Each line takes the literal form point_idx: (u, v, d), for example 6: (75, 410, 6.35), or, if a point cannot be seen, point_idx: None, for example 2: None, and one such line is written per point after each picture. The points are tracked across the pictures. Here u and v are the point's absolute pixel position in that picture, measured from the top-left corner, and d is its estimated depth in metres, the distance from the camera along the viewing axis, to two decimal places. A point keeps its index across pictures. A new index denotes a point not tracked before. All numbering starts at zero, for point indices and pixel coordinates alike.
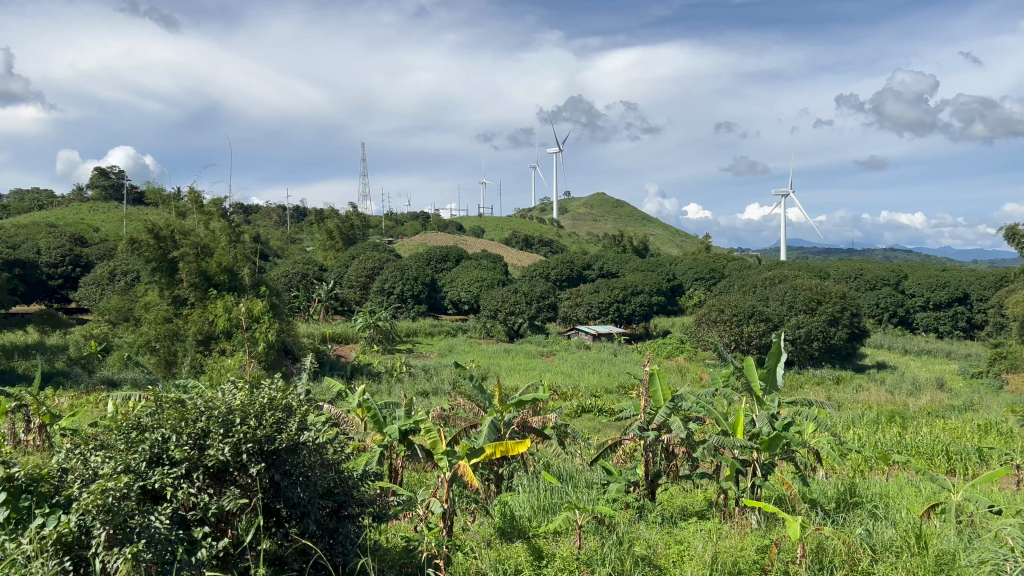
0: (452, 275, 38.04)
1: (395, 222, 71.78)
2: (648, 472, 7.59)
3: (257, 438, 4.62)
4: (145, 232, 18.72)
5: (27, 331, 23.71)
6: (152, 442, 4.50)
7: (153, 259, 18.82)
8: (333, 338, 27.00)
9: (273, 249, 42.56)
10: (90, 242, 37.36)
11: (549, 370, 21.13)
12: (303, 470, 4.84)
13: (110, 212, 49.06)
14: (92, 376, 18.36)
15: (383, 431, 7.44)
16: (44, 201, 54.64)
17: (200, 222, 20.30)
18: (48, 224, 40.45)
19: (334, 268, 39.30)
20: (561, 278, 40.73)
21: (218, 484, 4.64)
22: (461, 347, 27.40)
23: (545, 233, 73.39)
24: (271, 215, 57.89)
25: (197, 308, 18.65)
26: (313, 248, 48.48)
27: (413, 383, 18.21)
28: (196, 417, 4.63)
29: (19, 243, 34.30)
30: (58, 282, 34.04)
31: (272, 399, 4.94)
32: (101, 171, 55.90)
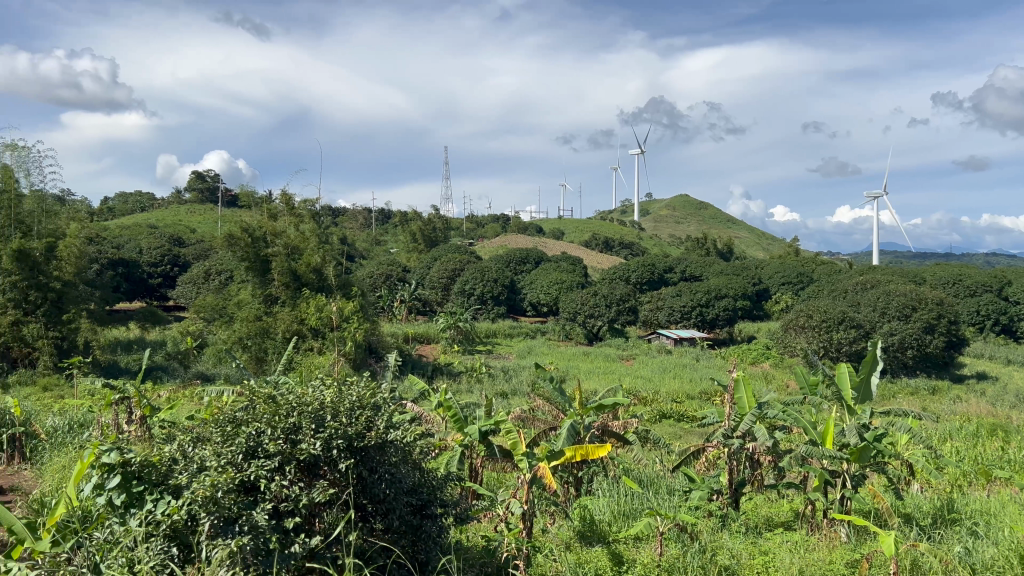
0: (532, 278, 38.16)
1: (476, 225, 72.47)
2: (732, 480, 7.43)
3: (347, 434, 4.75)
4: (240, 231, 19.43)
5: (130, 327, 24.96)
6: (247, 435, 4.65)
7: (247, 257, 19.53)
8: (415, 338, 27.45)
9: (358, 251, 43.58)
10: (188, 243, 39.01)
11: (629, 374, 20.92)
12: (388, 468, 4.92)
13: (205, 214, 51.08)
14: (188, 371, 19.23)
15: (463, 430, 7.49)
16: (145, 204, 57.45)
17: (291, 222, 20.87)
18: (149, 226, 42.44)
19: (416, 269, 39.97)
20: (642, 281, 40.31)
21: (309, 478, 4.77)
22: (540, 349, 27.40)
23: (627, 235, 72.81)
24: (357, 217, 59.26)
25: (288, 307, 19.28)
26: (397, 248, 49.41)
27: (492, 384, 18.34)
28: (288, 412, 4.77)
29: (123, 243, 36.11)
30: (157, 280, 35.63)
31: (360, 397, 5.05)
32: (198, 175, 58.22)
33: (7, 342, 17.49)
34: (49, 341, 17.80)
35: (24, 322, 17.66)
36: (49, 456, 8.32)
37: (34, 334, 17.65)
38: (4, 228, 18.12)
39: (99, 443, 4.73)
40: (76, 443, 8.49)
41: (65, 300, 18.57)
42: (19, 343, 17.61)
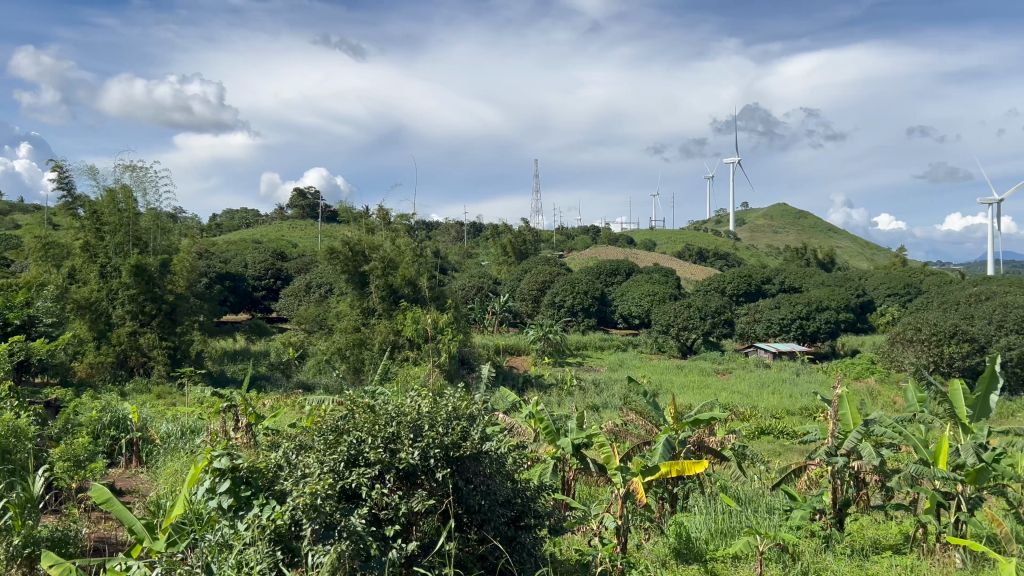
0: (623, 289, 37.82)
1: (567, 237, 72.45)
2: (835, 500, 7.14)
3: (444, 444, 4.81)
4: (341, 245, 20.09)
5: (237, 338, 26.12)
6: (349, 444, 4.78)
7: (347, 270, 20.13)
8: (506, 349, 27.63)
9: (451, 263, 44.24)
10: (290, 257, 40.42)
11: (726, 388, 20.35)
12: (484, 478, 4.96)
13: (306, 229, 52.89)
14: (290, 380, 19.99)
15: (556, 442, 7.46)
16: (250, 220, 60.02)
17: (388, 236, 21.13)
18: (253, 241, 44.31)
19: (507, 281, 40.24)
20: (738, 292, 39.41)
21: (408, 487, 4.85)
22: (633, 362, 27.08)
23: (722, 246, 71.26)
24: (450, 230, 60.14)
25: (384, 319, 19.78)
26: (488, 260, 49.89)
27: (584, 397, 18.22)
28: (387, 422, 4.88)
29: (230, 258, 37.79)
30: (261, 292, 37.09)
31: (456, 407, 5.11)
32: (299, 191, 60.41)
33: (125, 351, 18.60)
34: (163, 351, 18.80)
35: (141, 333, 18.74)
36: (163, 460, 8.76)
37: (149, 344, 18.70)
38: (123, 245, 19.25)
39: (212, 450, 4.96)
40: (188, 448, 8.93)
41: (178, 313, 19.61)
42: (136, 352, 18.70)
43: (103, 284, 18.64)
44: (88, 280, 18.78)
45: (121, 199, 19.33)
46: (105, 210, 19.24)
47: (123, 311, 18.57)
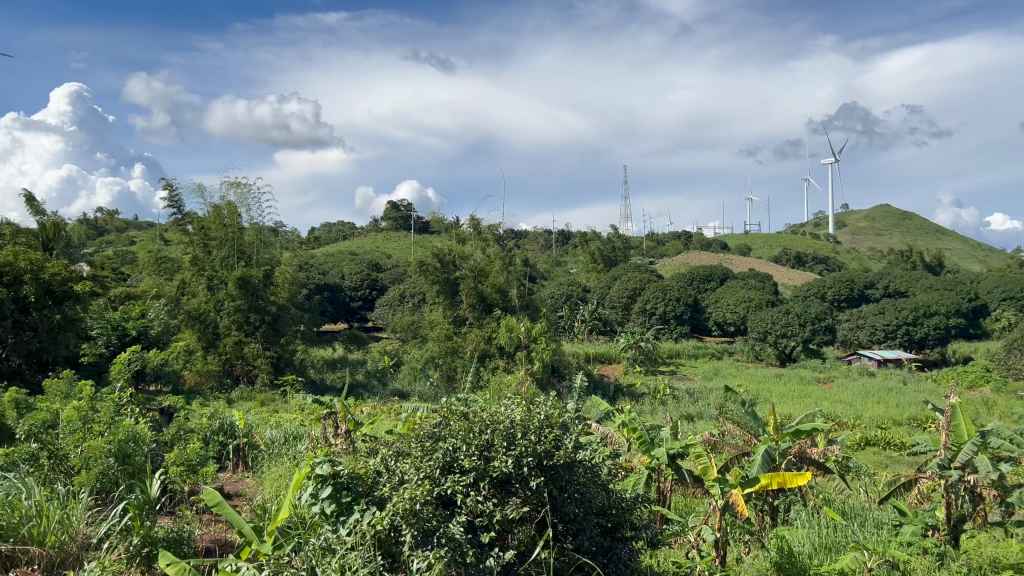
0: (718, 296, 37.03)
1: (658, 243, 71.49)
2: (949, 515, 6.76)
3: (536, 452, 4.81)
4: (431, 256, 20.45)
5: (335, 347, 26.91)
6: (444, 451, 4.86)
7: (438, 281, 20.48)
8: (597, 358, 27.50)
9: (541, 272, 44.33)
10: (385, 266, 41.34)
11: (828, 398, 19.58)
12: (578, 486, 4.92)
13: (400, 240, 54.05)
14: (386, 388, 20.45)
15: (650, 452, 7.29)
16: (347, 233, 61.84)
17: (478, 245, 21.31)
18: (349, 253, 45.57)
19: (597, 288, 39.98)
20: (839, 297, 38.03)
21: (503, 494, 4.88)
22: (728, 370, 26.47)
23: (821, 249, 68.84)
24: (540, 239, 60.31)
25: (475, 328, 20.01)
26: (577, 269, 49.73)
27: (679, 406, 17.90)
28: (482, 429, 4.94)
29: (327, 270, 39.02)
30: (358, 303, 38.08)
31: (549, 415, 5.09)
32: (392, 204, 61.82)
33: (231, 360, 19.46)
34: (266, 360, 19.54)
35: (245, 342, 19.55)
36: (268, 466, 9.07)
37: (253, 353, 19.48)
38: (228, 258, 20.12)
39: (314, 456, 5.14)
40: (291, 454, 9.22)
41: (280, 323, 20.36)
42: (241, 361, 19.52)
43: (210, 297, 19.58)
44: (197, 292, 19.75)
45: (226, 214, 20.15)
46: (211, 226, 20.03)
47: (229, 320, 19.44)
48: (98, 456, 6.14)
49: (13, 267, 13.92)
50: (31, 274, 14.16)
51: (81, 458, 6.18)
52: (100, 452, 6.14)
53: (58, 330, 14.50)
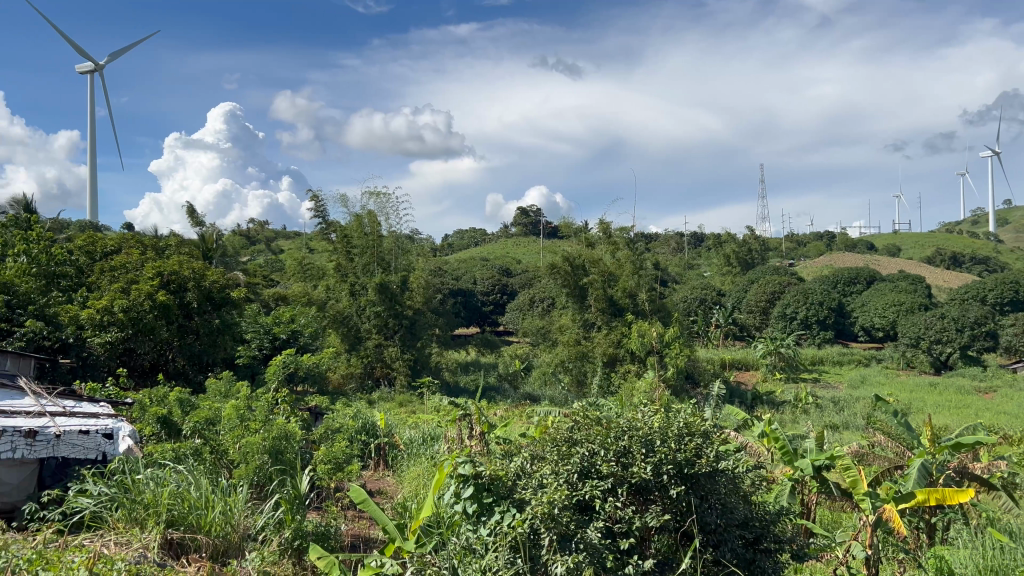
0: (864, 299, 35.12)
1: (798, 244, 68.59)
2: None
3: (676, 460, 4.71)
4: (562, 260, 20.50)
5: (469, 350, 27.51)
6: (581, 455, 4.86)
7: (568, 285, 20.52)
8: (733, 365, 26.76)
9: (673, 276, 43.57)
10: (516, 271, 41.83)
11: (990, 409, 18.13)
12: (720, 497, 4.79)
13: (529, 246, 54.54)
14: (518, 392, 20.75)
15: (793, 464, 6.99)
16: (478, 238, 63.08)
17: (608, 248, 20.98)
18: (482, 259, 46.51)
19: (732, 292, 38.86)
20: (1002, 300, 35.16)
21: (641, 502, 4.82)
22: (877, 378, 25.00)
23: (981, 249, 63.88)
24: (671, 242, 59.23)
25: (606, 332, 19.92)
26: (711, 271, 48.48)
27: (822, 415, 17.09)
28: (619, 435, 4.92)
29: (461, 276, 39.97)
30: (489, 307, 38.75)
31: (688, 423, 4.99)
32: (522, 210, 62.44)
33: (372, 362, 20.30)
34: (404, 363, 20.17)
35: (385, 346, 20.30)
36: (407, 465, 9.38)
37: (392, 356, 20.17)
38: (369, 265, 20.98)
39: (456, 456, 5.27)
40: (429, 453, 9.47)
41: (417, 327, 20.96)
42: (381, 364, 20.30)
43: (352, 301, 20.54)
44: (340, 298, 20.73)
45: (367, 224, 21.04)
46: (354, 235, 21.02)
47: (370, 324, 20.28)
48: (255, 451, 6.57)
49: (179, 275, 15.13)
50: (193, 281, 15.35)
51: (239, 452, 6.63)
52: (257, 448, 6.57)
53: (217, 334, 15.61)
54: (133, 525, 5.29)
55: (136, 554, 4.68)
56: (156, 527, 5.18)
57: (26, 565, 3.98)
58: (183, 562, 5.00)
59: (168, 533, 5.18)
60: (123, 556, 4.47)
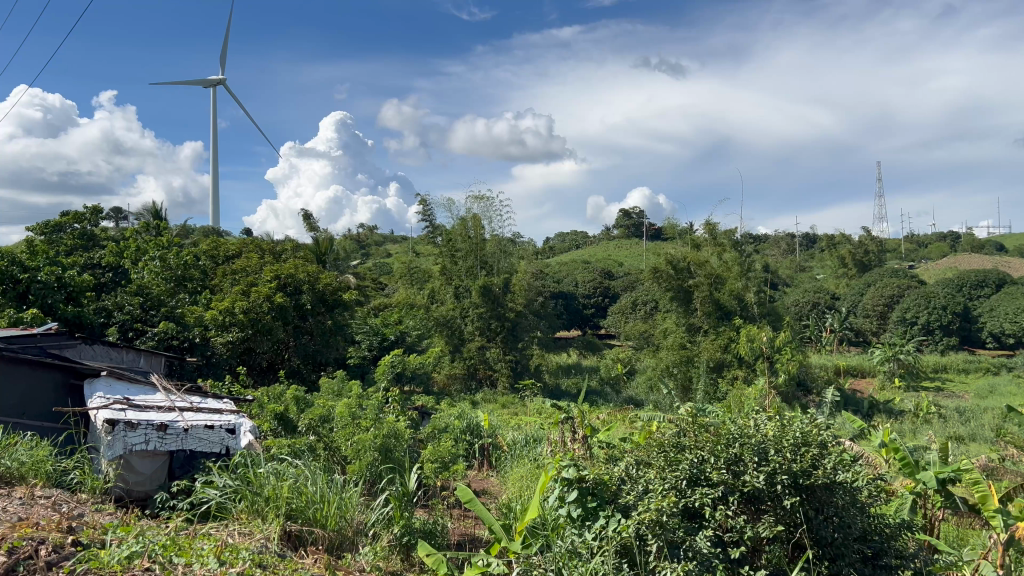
0: (993, 304, 32.90)
1: (919, 245, 65.00)
2: None
3: (792, 470, 4.58)
4: (665, 262, 20.24)
5: (571, 353, 27.50)
6: (691, 462, 4.80)
7: (672, 288, 20.22)
8: (848, 372, 25.63)
9: (783, 278, 42.14)
10: (618, 273, 41.43)
11: None
12: (837, 511, 4.60)
13: (632, 248, 54.00)
14: (620, 396, 20.61)
15: (915, 476, 6.63)
16: (580, 241, 62.91)
17: (714, 251, 20.57)
18: (584, 261, 46.41)
19: (847, 295, 37.20)
20: None
21: (753, 511, 4.70)
22: (1007, 388, 23.40)
23: None
24: (781, 242, 57.25)
25: (712, 336, 19.53)
26: (824, 273, 46.57)
27: (946, 426, 16.13)
28: (730, 443, 4.82)
29: (563, 279, 40.00)
30: (591, 310, 38.59)
31: (804, 433, 4.82)
32: (624, 211, 61.84)
33: (475, 364, 20.60)
34: (506, 364, 20.36)
35: (488, 347, 20.56)
36: (511, 465, 9.47)
37: (494, 358, 20.40)
38: (472, 268, 21.29)
39: (560, 460, 5.25)
40: (532, 455, 9.52)
41: (519, 329, 21.06)
42: (484, 365, 20.56)
43: (457, 304, 20.95)
44: (445, 301, 21.18)
45: (471, 227, 21.38)
46: (458, 238, 21.39)
47: (473, 326, 20.63)
48: (366, 448, 6.81)
49: (294, 278, 15.82)
50: (308, 284, 15.99)
51: (351, 449, 6.88)
52: (367, 445, 6.81)
53: (329, 334, 16.22)
54: (256, 516, 5.53)
55: (258, 544, 4.90)
56: (275, 519, 5.41)
57: (161, 551, 4.21)
58: (301, 554, 5.19)
59: (287, 526, 5.40)
60: (247, 546, 4.68)
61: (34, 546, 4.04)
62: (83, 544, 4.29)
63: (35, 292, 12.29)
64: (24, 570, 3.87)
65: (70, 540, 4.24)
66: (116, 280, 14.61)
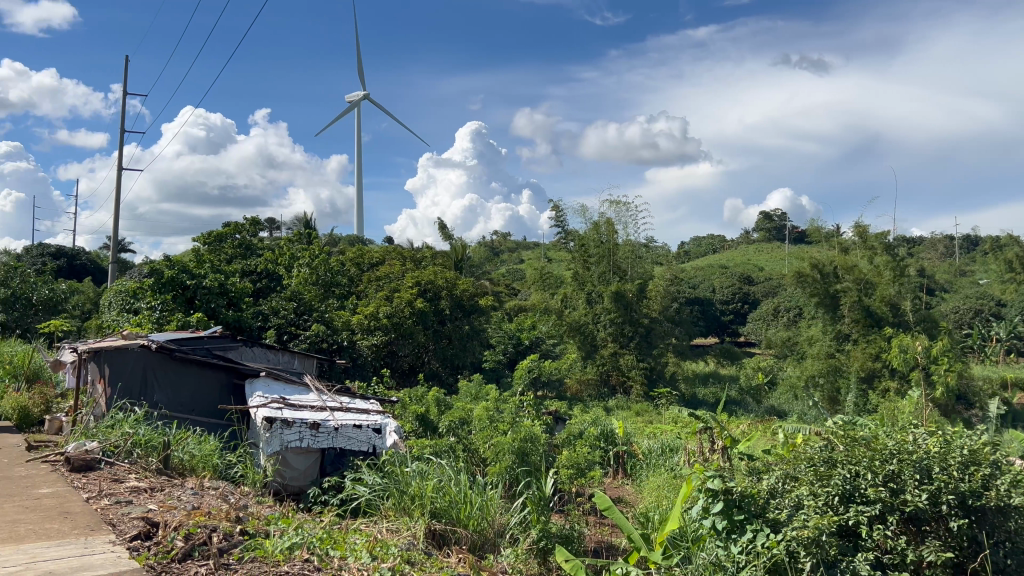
0: None
1: None
2: None
3: (959, 491, 4.28)
4: (810, 267, 19.52)
5: (708, 361, 26.86)
6: (843, 478, 4.58)
7: (817, 293, 19.40)
8: (1016, 385, 23.61)
9: (941, 283, 39.37)
10: (758, 278, 40.02)
11: None
12: (1010, 536, 4.29)
13: (773, 252, 52.05)
14: (761, 406, 19.96)
15: None
16: (717, 245, 61.36)
17: (865, 254, 19.32)
18: (721, 266, 45.19)
19: (1016, 302, 34.26)
20: None
21: (914, 532, 4.45)
22: None
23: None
24: (938, 246, 53.49)
25: (860, 345, 18.59)
26: (989, 278, 43.09)
27: None
28: (888, 459, 4.56)
29: (699, 284, 39.18)
30: (729, 317, 37.52)
31: (973, 450, 4.50)
32: (765, 215, 59.83)
33: (607, 370, 20.55)
34: (640, 372, 20.14)
35: (621, 354, 20.42)
36: (646, 475, 9.36)
37: (628, 364, 20.23)
38: (606, 274, 21.19)
39: (703, 470, 5.10)
40: (668, 465, 9.36)
41: (654, 336, 20.76)
42: (617, 372, 20.44)
43: (589, 310, 20.92)
44: (578, 306, 21.20)
45: (605, 232, 21.32)
46: (591, 244, 21.37)
47: (606, 332, 20.58)
48: (504, 452, 6.91)
49: (434, 285, 16.36)
50: (446, 289, 16.47)
51: (491, 451, 7.01)
52: (505, 448, 6.91)
53: (467, 339, 16.63)
54: (402, 514, 5.72)
55: (406, 542, 5.07)
56: (421, 517, 5.58)
57: (318, 544, 4.45)
58: (446, 552, 5.32)
59: (432, 524, 5.55)
60: (395, 542, 4.87)
61: (208, 533, 4.36)
62: (249, 533, 4.59)
63: (201, 297, 13.31)
64: (200, 556, 4.17)
65: (238, 529, 4.54)
66: (272, 286, 15.55)
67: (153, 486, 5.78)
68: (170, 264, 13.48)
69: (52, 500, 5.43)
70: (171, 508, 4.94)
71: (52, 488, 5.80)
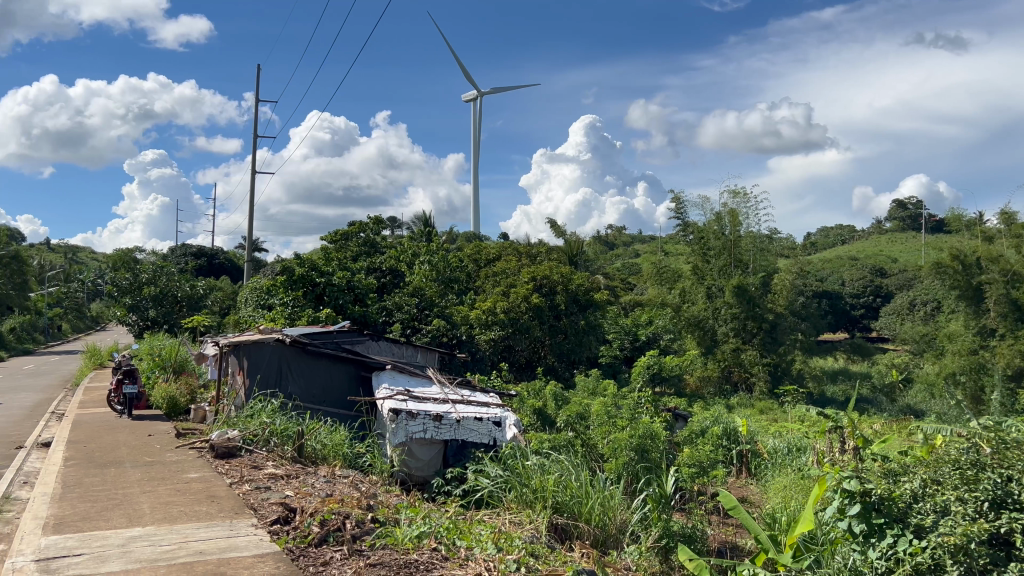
0: None
1: None
2: None
3: None
4: (951, 258, 18.44)
5: (837, 357, 25.77)
6: (992, 482, 4.28)
7: (958, 286, 18.31)
8: None
9: None
10: (892, 269, 37.98)
11: None
12: None
13: (908, 242, 49.28)
14: (894, 404, 18.96)
15: None
16: (846, 235, 58.74)
17: (1012, 243, 18.10)
18: (851, 258, 43.17)
19: None
20: None
21: None
22: None
23: None
24: None
25: (1007, 341, 17.31)
26: None
27: None
28: None
29: (827, 276, 37.65)
30: (860, 311, 35.82)
31: None
32: (898, 202, 56.74)
33: (729, 367, 20.02)
34: (763, 368, 19.54)
35: (743, 349, 19.86)
36: (771, 475, 9.08)
37: (750, 360, 19.67)
38: (726, 267, 20.64)
39: (837, 471, 4.84)
40: (796, 466, 9.02)
41: (778, 331, 20.06)
42: (739, 368, 19.90)
43: (709, 304, 20.45)
44: (697, 300, 20.78)
45: (726, 225, 20.84)
46: (711, 237, 20.91)
47: (727, 327, 20.08)
48: (623, 447, 6.91)
49: (550, 280, 16.45)
50: (562, 284, 16.54)
51: (609, 447, 7.01)
52: (624, 444, 6.92)
53: (583, 334, 16.68)
54: (524, 506, 5.75)
55: (529, 534, 5.10)
56: (543, 511, 5.60)
57: (445, 533, 4.56)
58: (569, 546, 5.31)
59: (554, 518, 5.56)
60: (520, 534, 4.92)
61: (341, 520, 4.55)
62: (379, 521, 4.75)
63: (329, 293, 13.84)
64: (334, 541, 4.37)
65: (369, 517, 4.70)
66: (395, 282, 15.96)
67: (290, 473, 6.09)
68: (300, 261, 14.08)
69: (200, 484, 5.82)
70: (306, 495, 5.19)
71: (199, 473, 6.21)
